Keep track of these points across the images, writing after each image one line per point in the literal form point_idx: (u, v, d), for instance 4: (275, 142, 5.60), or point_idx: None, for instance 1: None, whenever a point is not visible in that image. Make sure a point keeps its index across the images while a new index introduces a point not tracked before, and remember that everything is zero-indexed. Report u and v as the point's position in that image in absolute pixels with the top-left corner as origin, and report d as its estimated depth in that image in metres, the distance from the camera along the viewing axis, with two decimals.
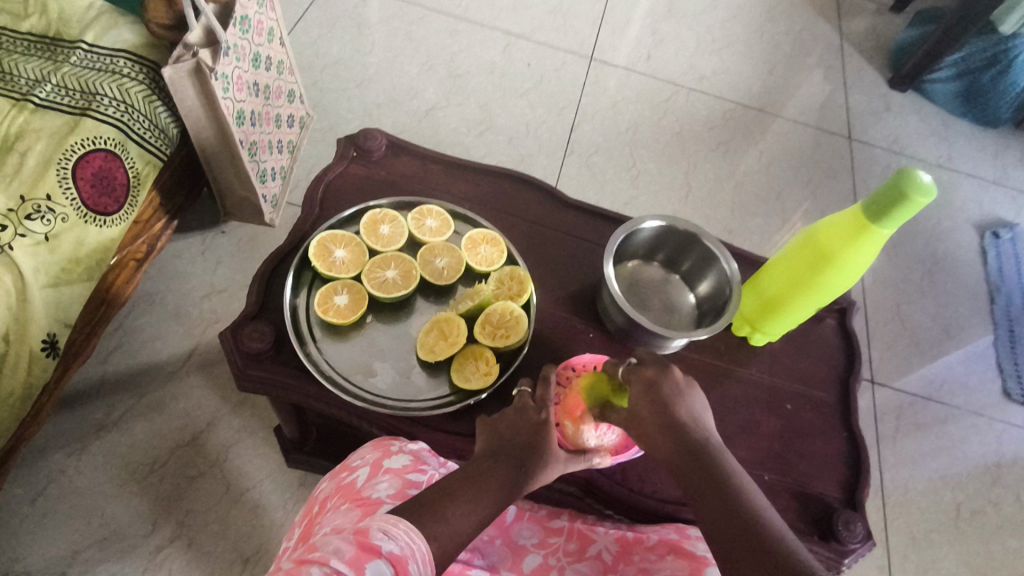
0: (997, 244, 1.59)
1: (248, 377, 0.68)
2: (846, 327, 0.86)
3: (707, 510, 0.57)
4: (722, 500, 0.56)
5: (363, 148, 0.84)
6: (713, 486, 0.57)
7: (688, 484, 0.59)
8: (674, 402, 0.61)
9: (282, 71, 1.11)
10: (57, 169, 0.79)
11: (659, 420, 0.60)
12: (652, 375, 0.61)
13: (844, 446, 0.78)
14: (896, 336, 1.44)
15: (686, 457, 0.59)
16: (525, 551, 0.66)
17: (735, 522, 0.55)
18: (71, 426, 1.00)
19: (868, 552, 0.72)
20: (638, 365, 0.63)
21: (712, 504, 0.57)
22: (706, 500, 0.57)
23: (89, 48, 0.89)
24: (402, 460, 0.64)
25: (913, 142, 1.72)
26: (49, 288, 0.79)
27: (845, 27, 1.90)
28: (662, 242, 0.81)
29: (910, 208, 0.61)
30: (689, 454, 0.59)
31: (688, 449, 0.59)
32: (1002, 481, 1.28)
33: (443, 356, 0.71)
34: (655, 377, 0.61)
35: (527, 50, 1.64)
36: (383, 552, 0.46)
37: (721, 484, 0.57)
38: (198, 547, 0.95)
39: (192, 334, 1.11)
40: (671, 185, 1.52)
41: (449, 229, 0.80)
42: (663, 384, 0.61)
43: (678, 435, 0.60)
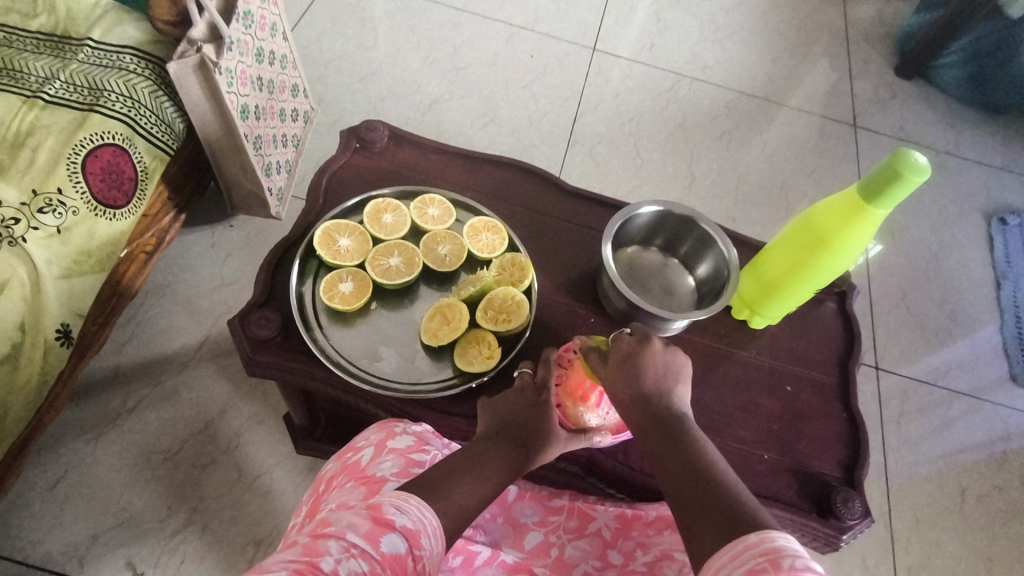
0: (1003, 229, 1.59)
1: (256, 362, 0.70)
2: (846, 310, 0.87)
3: (669, 472, 0.54)
4: (684, 464, 0.53)
5: (366, 139, 0.86)
6: (676, 451, 0.55)
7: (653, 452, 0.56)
8: (645, 370, 0.60)
9: (286, 66, 1.13)
10: (68, 164, 0.81)
11: (625, 381, 0.59)
12: (628, 345, 0.61)
13: (844, 425, 0.78)
14: (902, 322, 1.44)
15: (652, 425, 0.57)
16: (526, 530, 0.68)
17: (694, 483, 0.51)
18: (85, 416, 1.02)
19: (867, 529, 0.72)
20: (624, 335, 0.62)
21: (673, 469, 0.54)
22: (669, 464, 0.54)
23: (96, 45, 0.90)
24: (406, 440, 0.65)
25: (918, 129, 1.71)
26: (62, 280, 0.81)
27: (849, 14, 1.89)
28: (661, 225, 0.81)
29: (905, 187, 0.62)
30: (654, 421, 0.57)
31: (655, 417, 0.58)
32: (1007, 465, 1.28)
33: (446, 340, 0.72)
34: (629, 347, 0.61)
35: (530, 42, 1.65)
36: (396, 526, 0.47)
37: (686, 449, 0.55)
38: (211, 533, 0.97)
39: (202, 326, 1.13)
40: (674, 174, 1.52)
41: (451, 217, 0.81)
42: (638, 356, 0.61)
43: (644, 404, 0.58)
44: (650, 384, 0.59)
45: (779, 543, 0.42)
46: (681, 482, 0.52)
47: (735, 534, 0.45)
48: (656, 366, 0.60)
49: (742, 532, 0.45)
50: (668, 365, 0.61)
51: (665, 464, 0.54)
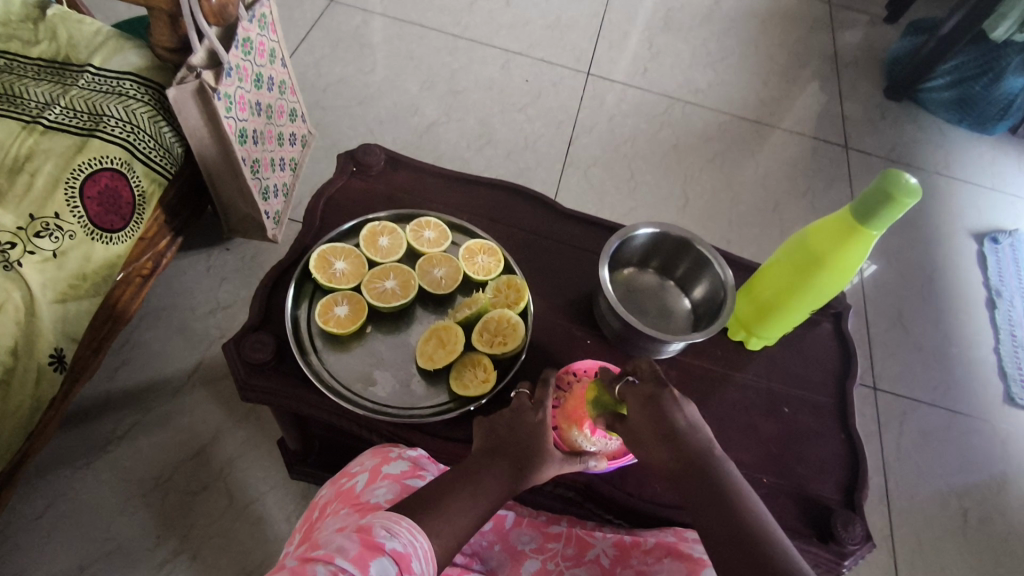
0: (996, 249, 1.61)
1: (250, 387, 0.69)
2: (841, 331, 0.87)
3: (709, 526, 0.55)
4: (721, 512, 0.54)
5: (362, 163, 0.86)
6: (714, 503, 0.55)
7: (689, 500, 0.57)
8: (673, 412, 0.60)
9: (284, 91, 1.15)
10: (65, 189, 0.82)
11: (655, 422, 0.60)
12: (649, 389, 0.61)
13: (843, 448, 0.78)
14: (898, 342, 1.44)
15: (684, 469, 0.58)
16: (524, 557, 0.67)
17: (731, 534, 0.53)
18: (78, 441, 1.01)
19: (869, 553, 0.71)
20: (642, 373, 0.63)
21: (710, 516, 0.55)
22: (707, 513, 0.55)
23: (96, 71, 0.91)
24: (401, 465, 0.65)
25: (909, 150, 1.74)
26: (57, 303, 0.81)
27: (839, 39, 1.93)
28: (655, 249, 0.82)
29: (897, 209, 0.62)
30: (687, 469, 0.58)
31: (684, 462, 0.58)
32: (1008, 486, 1.27)
33: (441, 363, 0.72)
34: (652, 393, 0.61)
35: (526, 66, 1.67)
36: (386, 549, 0.47)
37: (724, 501, 0.55)
38: (203, 561, 0.95)
39: (197, 349, 1.12)
40: (669, 196, 1.53)
41: (446, 240, 0.81)
42: (662, 402, 0.60)
43: (677, 453, 0.58)
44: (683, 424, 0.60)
45: None
46: (723, 536, 0.53)
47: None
48: (685, 408, 0.61)
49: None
50: (692, 407, 0.61)
51: (705, 516, 0.55)
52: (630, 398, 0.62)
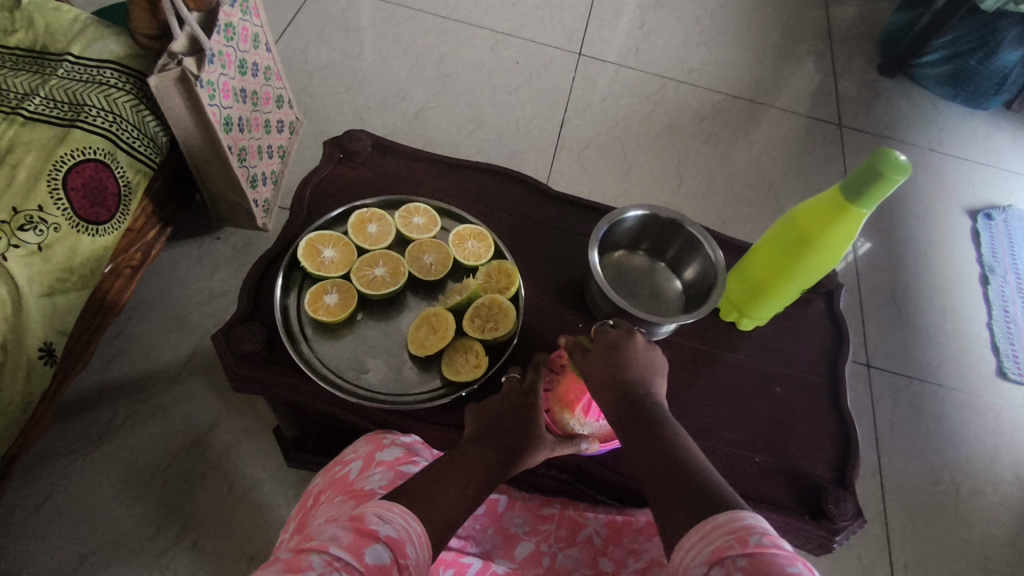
0: (989, 225, 1.61)
1: (240, 376, 0.69)
2: (833, 309, 0.87)
3: (641, 456, 0.56)
4: (657, 447, 0.56)
5: (349, 149, 0.85)
6: (650, 437, 0.57)
7: (627, 437, 0.58)
8: (626, 360, 0.62)
9: (269, 77, 1.13)
10: (48, 180, 0.80)
11: (605, 368, 0.61)
12: (615, 334, 0.63)
13: (835, 426, 0.78)
14: (891, 319, 1.44)
15: (626, 412, 0.59)
16: (518, 539, 0.67)
17: (660, 464, 0.54)
18: (72, 433, 1.01)
19: (860, 529, 0.72)
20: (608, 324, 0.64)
21: (644, 451, 0.56)
22: (642, 449, 0.56)
23: (76, 60, 0.90)
24: (394, 452, 0.65)
25: (903, 127, 1.73)
26: (45, 297, 0.80)
27: (832, 15, 1.91)
28: (646, 230, 0.81)
29: (886, 187, 0.61)
30: (631, 410, 0.59)
31: (630, 402, 0.60)
32: (1000, 460, 1.29)
33: (433, 350, 0.72)
34: (618, 336, 0.63)
35: (516, 48, 1.65)
36: (380, 536, 0.47)
37: (662, 439, 0.56)
38: (202, 549, 0.95)
39: (190, 340, 1.12)
40: (662, 177, 1.52)
41: (436, 226, 0.81)
42: (624, 345, 0.62)
43: (626, 391, 0.60)
44: (633, 372, 0.61)
45: (745, 519, 0.45)
46: (657, 470, 0.54)
47: (708, 514, 0.47)
48: (638, 356, 0.62)
49: (712, 512, 0.47)
50: (648, 356, 0.63)
51: (642, 452, 0.56)
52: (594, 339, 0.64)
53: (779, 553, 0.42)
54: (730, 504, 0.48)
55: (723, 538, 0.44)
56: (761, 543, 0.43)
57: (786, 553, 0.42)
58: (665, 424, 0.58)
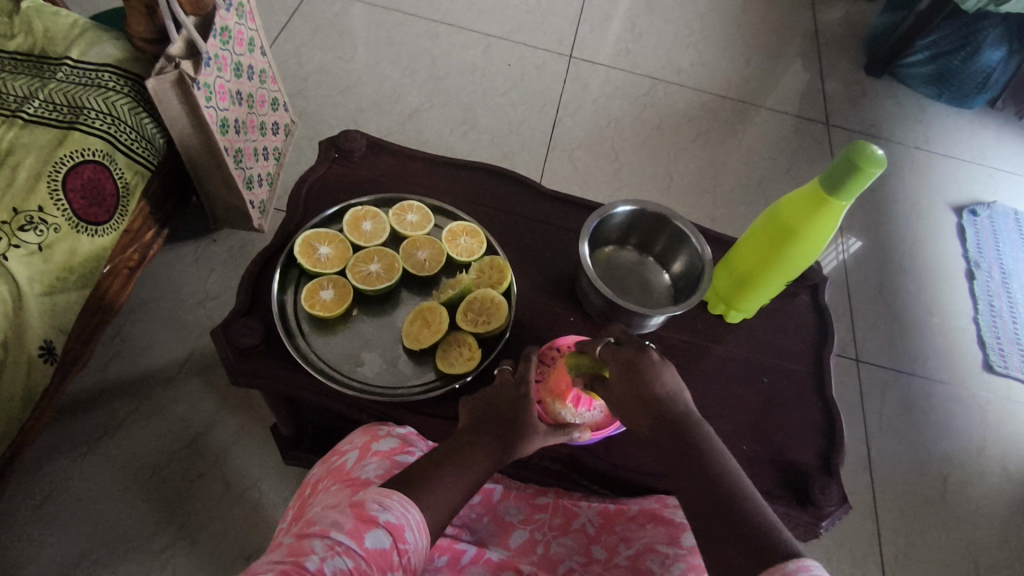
0: (975, 221, 1.63)
1: (239, 370, 0.70)
2: (819, 302, 0.89)
3: (685, 482, 0.58)
4: (702, 475, 0.57)
5: (344, 149, 0.87)
6: (693, 462, 0.58)
7: (671, 461, 0.60)
8: (652, 378, 0.62)
9: (265, 80, 1.15)
10: (48, 182, 0.82)
11: (636, 392, 0.62)
12: (630, 351, 0.64)
13: (821, 414, 0.80)
14: (879, 314, 1.46)
15: (668, 436, 0.60)
16: (512, 528, 0.69)
17: (708, 494, 0.56)
18: (72, 433, 1.02)
19: (845, 515, 0.74)
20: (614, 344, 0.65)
21: (691, 479, 0.57)
22: (686, 476, 0.58)
23: (74, 63, 0.91)
24: (390, 443, 0.66)
25: (889, 126, 1.76)
26: (45, 296, 0.82)
27: (819, 16, 1.94)
28: (635, 225, 0.83)
29: (864, 178, 0.63)
30: (670, 434, 0.60)
31: (668, 426, 0.61)
32: (986, 452, 1.31)
33: (427, 343, 0.74)
34: (633, 354, 0.63)
35: (508, 50, 1.68)
36: (380, 522, 0.49)
37: (707, 464, 0.58)
38: (201, 546, 0.97)
39: (188, 340, 1.13)
40: (653, 177, 1.55)
41: (430, 223, 0.83)
42: (641, 360, 0.63)
43: (658, 411, 0.61)
44: (660, 389, 0.62)
45: (803, 561, 0.47)
46: (704, 501, 0.55)
47: (764, 552, 0.49)
48: (660, 372, 0.62)
49: (770, 549, 0.49)
50: (667, 370, 0.63)
51: (685, 476, 0.58)
52: (608, 359, 0.65)
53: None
54: (786, 538, 0.50)
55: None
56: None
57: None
58: (707, 443, 0.60)
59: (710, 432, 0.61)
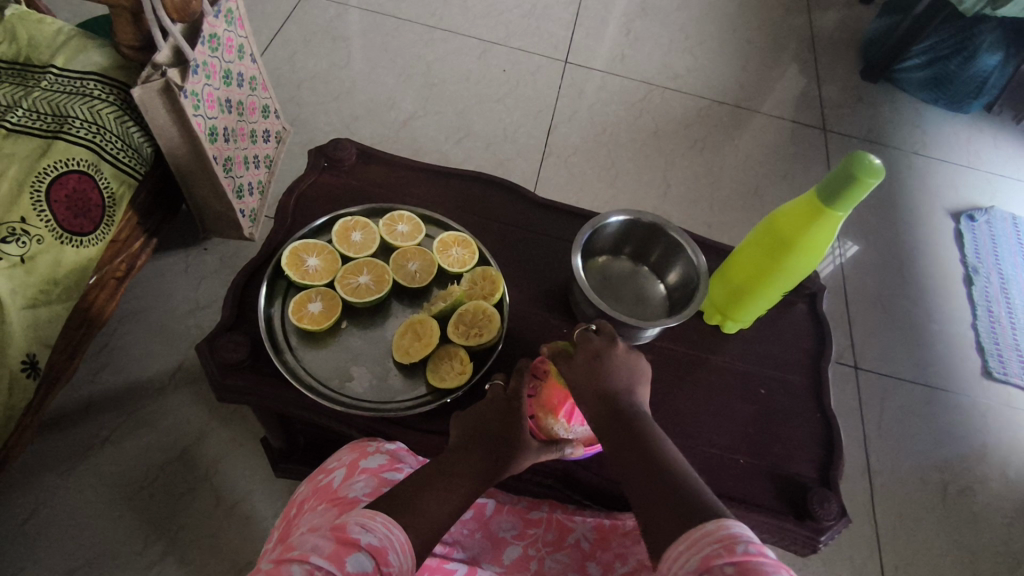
0: (972, 226, 1.62)
1: (224, 386, 0.69)
2: (816, 311, 0.88)
3: (626, 464, 0.55)
4: (643, 456, 0.55)
5: (333, 158, 0.86)
6: (636, 444, 0.56)
7: (613, 446, 0.58)
8: (611, 367, 0.62)
9: (255, 87, 1.13)
10: (31, 192, 0.80)
11: (591, 376, 0.61)
12: (596, 340, 0.64)
13: (819, 426, 0.79)
14: (877, 321, 1.45)
15: (612, 421, 0.59)
16: (506, 543, 0.67)
17: (646, 473, 0.53)
18: (58, 447, 1.01)
19: (845, 529, 0.72)
20: (592, 332, 0.65)
21: (631, 460, 0.55)
22: (628, 458, 0.56)
23: (59, 72, 0.89)
24: (378, 460, 0.65)
25: (886, 131, 1.75)
26: (28, 309, 0.80)
27: (815, 21, 1.93)
28: (629, 235, 0.82)
29: (862, 189, 0.62)
30: (617, 420, 0.59)
31: (617, 412, 0.59)
32: (987, 460, 1.29)
33: (418, 357, 0.72)
34: (600, 346, 0.63)
35: (503, 56, 1.67)
36: (362, 545, 0.48)
37: (649, 447, 0.56)
38: (190, 562, 0.95)
39: (177, 351, 1.12)
40: (649, 183, 1.54)
41: (420, 233, 0.81)
42: (606, 350, 0.63)
43: (610, 400, 0.60)
44: (616, 377, 0.61)
45: (730, 527, 0.44)
46: (643, 479, 0.53)
47: (692, 523, 0.46)
48: (624, 362, 0.63)
49: (699, 520, 0.46)
50: (634, 363, 0.64)
51: (626, 460, 0.56)
52: (579, 343, 0.64)
53: (767, 560, 0.41)
54: (716, 510, 0.48)
55: (710, 547, 0.43)
56: (748, 552, 0.42)
57: (772, 561, 0.41)
58: (650, 431, 0.58)
59: (655, 423, 0.59)
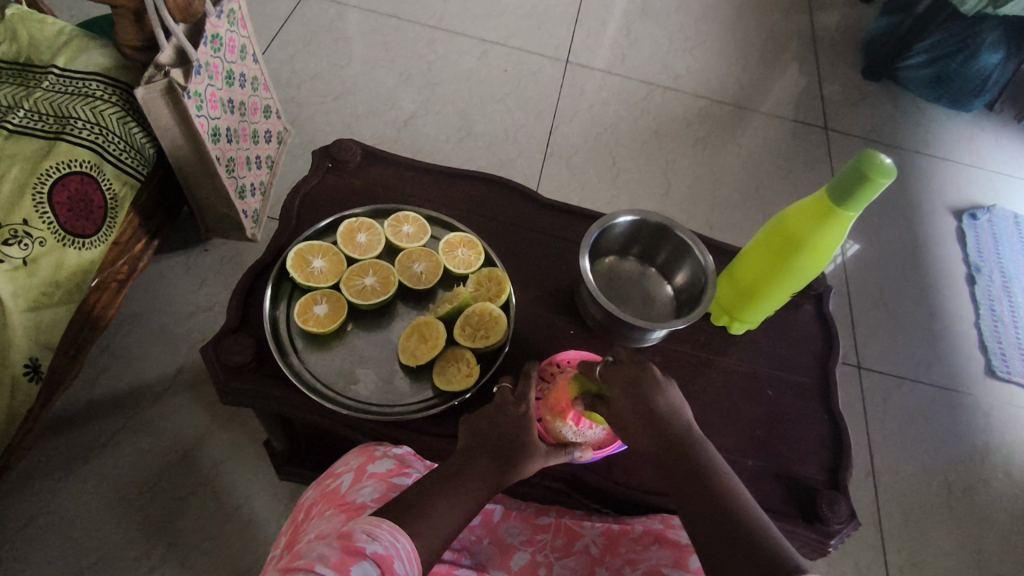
0: (975, 225, 1.62)
1: (230, 389, 0.68)
2: (823, 312, 0.88)
3: (691, 505, 0.58)
4: (708, 499, 0.57)
5: (338, 158, 0.85)
6: (699, 485, 0.58)
7: (675, 482, 0.60)
8: (654, 396, 0.61)
9: (257, 87, 1.13)
10: (33, 194, 0.80)
11: (638, 411, 0.61)
12: (632, 369, 0.62)
13: (827, 427, 0.78)
14: (881, 321, 1.45)
15: (671, 458, 0.60)
16: (513, 550, 0.67)
17: (713, 519, 0.56)
18: (60, 450, 1.00)
19: (854, 532, 0.72)
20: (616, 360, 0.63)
21: (697, 503, 0.57)
22: (693, 498, 0.58)
23: (60, 72, 0.89)
24: (386, 464, 0.64)
25: (888, 130, 1.75)
26: (30, 312, 0.79)
27: (816, 20, 1.93)
28: (636, 235, 0.82)
29: (874, 189, 0.62)
30: (675, 456, 0.60)
31: (672, 447, 0.61)
32: (991, 459, 1.29)
33: (424, 359, 0.72)
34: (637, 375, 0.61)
35: (504, 56, 1.66)
36: (368, 553, 0.47)
37: (713, 489, 0.58)
38: (193, 566, 0.94)
39: (179, 353, 1.11)
40: (651, 183, 1.53)
41: (426, 234, 0.81)
42: (644, 379, 0.61)
43: (664, 435, 0.61)
44: (661, 406, 0.61)
45: None
46: (711, 526, 0.56)
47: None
48: (662, 388, 0.62)
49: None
50: (669, 387, 0.63)
51: (693, 503, 0.58)
52: (610, 378, 0.62)
53: None
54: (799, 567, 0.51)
55: None
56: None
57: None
58: (709, 465, 0.60)
59: (711, 452, 0.61)
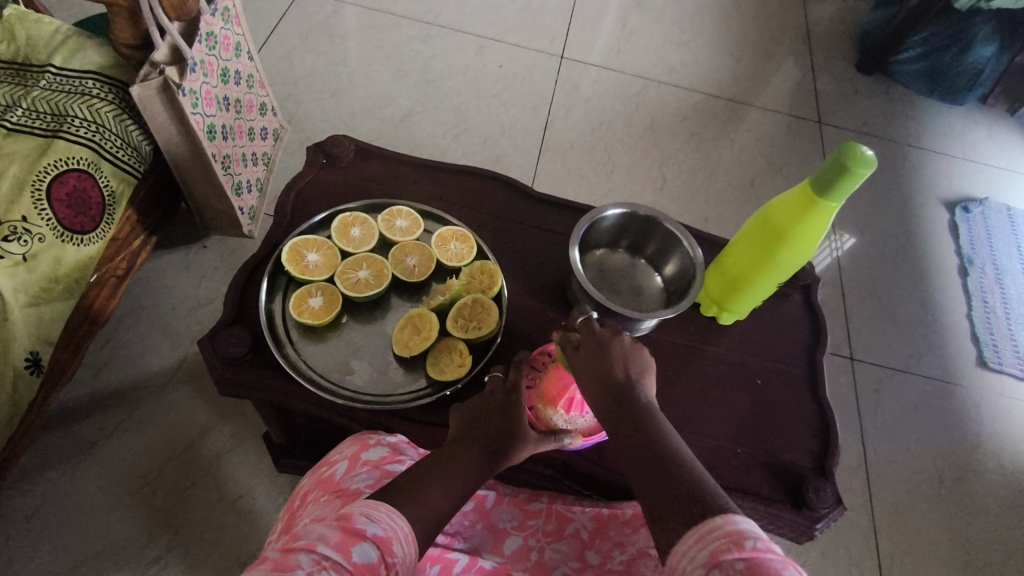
0: (967, 217, 1.63)
1: (226, 380, 0.69)
2: (812, 302, 0.89)
3: (631, 455, 0.56)
4: (647, 448, 0.55)
5: (332, 155, 0.87)
6: (641, 436, 0.56)
7: (619, 436, 0.58)
8: (616, 356, 0.61)
9: (253, 85, 1.14)
10: (31, 191, 0.81)
11: (595, 365, 0.61)
12: (603, 333, 0.63)
13: (814, 414, 0.80)
14: (874, 312, 1.46)
15: (618, 410, 0.59)
16: (506, 534, 0.68)
17: (650, 468, 0.53)
18: (61, 444, 1.01)
19: (840, 516, 0.74)
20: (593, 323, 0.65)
21: (637, 454, 0.55)
22: (633, 449, 0.56)
23: (57, 71, 0.90)
24: (380, 452, 0.65)
25: (881, 123, 1.76)
26: (30, 307, 0.80)
27: (810, 14, 1.94)
28: (626, 228, 0.83)
29: (854, 180, 0.63)
30: (622, 409, 0.59)
31: (623, 402, 0.59)
32: (982, 448, 1.31)
33: (417, 350, 0.73)
34: (604, 335, 0.63)
35: (499, 52, 1.67)
36: (368, 535, 0.48)
37: (652, 439, 0.56)
38: (193, 557, 0.96)
39: (178, 348, 1.12)
40: (646, 177, 1.54)
41: (419, 228, 0.82)
42: (611, 341, 0.62)
43: (617, 389, 0.60)
44: (620, 365, 0.61)
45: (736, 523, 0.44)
46: (647, 471, 0.53)
47: (698, 516, 0.47)
48: (629, 351, 0.62)
49: (704, 514, 0.47)
50: (637, 351, 0.63)
51: (633, 452, 0.56)
52: (582, 335, 0.64)
53: (773, 557, 0.41)
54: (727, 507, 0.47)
55: (719, 542, 0.43)
56: (755, 548, 0.41)
57: (779, 558, 0.41)
58: (654, 421, 0.58)
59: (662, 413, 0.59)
